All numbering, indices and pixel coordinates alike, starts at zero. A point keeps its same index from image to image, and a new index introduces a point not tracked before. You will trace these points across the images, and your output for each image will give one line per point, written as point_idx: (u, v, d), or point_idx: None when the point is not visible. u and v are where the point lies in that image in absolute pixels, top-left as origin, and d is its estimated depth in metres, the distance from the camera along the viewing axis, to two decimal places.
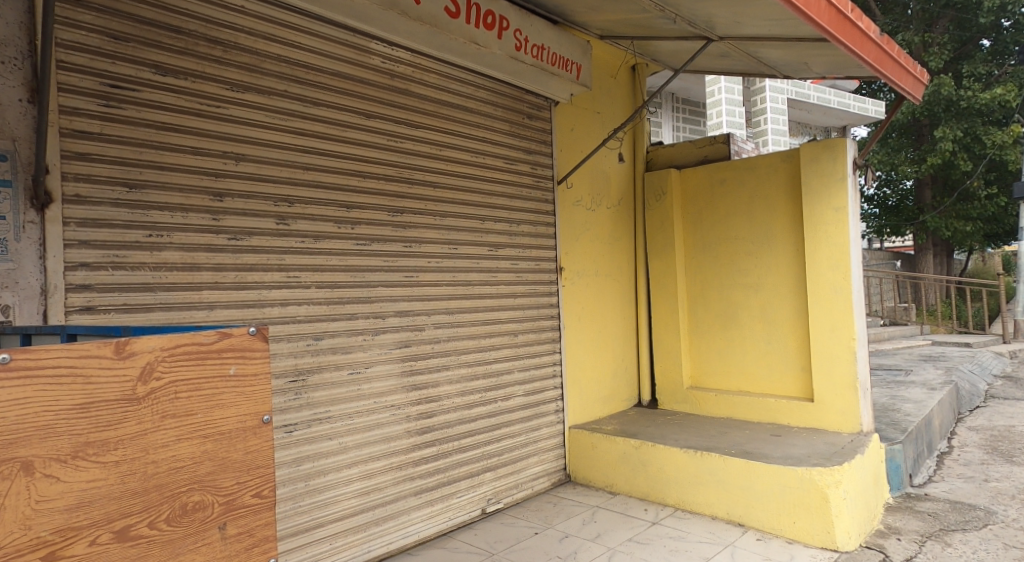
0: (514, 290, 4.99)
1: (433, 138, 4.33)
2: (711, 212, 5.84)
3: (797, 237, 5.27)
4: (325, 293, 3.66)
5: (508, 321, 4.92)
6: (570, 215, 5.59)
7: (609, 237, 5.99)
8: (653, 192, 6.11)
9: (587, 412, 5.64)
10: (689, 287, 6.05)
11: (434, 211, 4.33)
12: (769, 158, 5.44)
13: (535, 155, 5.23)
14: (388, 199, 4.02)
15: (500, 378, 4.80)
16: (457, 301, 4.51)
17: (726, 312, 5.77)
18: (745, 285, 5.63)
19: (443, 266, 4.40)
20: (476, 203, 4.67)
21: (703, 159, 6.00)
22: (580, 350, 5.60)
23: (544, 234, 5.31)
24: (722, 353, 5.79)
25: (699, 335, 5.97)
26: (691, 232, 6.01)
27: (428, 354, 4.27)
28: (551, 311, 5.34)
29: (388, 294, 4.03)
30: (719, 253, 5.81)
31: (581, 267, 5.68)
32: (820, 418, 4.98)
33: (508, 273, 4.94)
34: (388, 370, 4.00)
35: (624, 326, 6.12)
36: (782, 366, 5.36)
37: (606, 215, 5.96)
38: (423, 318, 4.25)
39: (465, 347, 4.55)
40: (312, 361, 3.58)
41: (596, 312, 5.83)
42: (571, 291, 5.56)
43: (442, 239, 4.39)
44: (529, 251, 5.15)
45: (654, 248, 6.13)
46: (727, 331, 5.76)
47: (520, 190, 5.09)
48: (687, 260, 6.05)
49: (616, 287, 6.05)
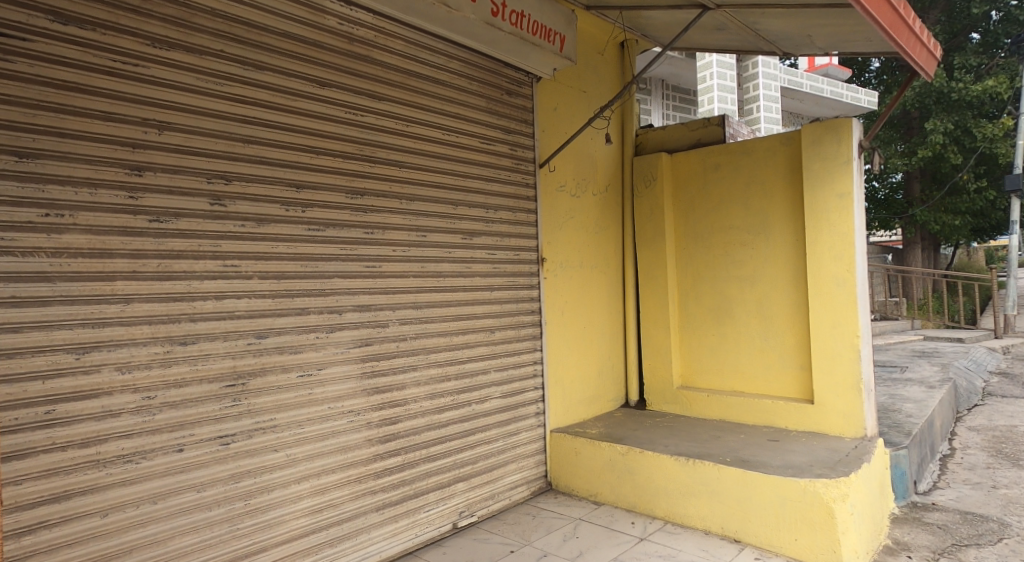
0: (490, 283, 4.56)
1: (399, 112, 3.88)
2: (705, 199, 5.43)
3: (797, 225, 4.87)
4: (270, 285, 3.21)
5: (484, 318, 4.49)
6: (552, 201, 5.17)
7: (595, 226, 5.58)
8: (643, 177, 5.70)
9: (570, 414, 5.24)
10: (680, 279, 5.65)
11: (399, 194, 3.89)
12: (768, 140, 5.03)
13: (514, 135, 4.80)
14: (346, 179, 3.57)
15: (475, 379, 4.38)
16: (426, 295, 4.07)
17: (719, 306, 5.38)
18: (740, 277, 5.23)
19: (410, 256, 3.96)
20: (448, 186, 4.23)
21: (695, 142, 5.59)
22: (562, 347, 5.20)
23: (524, 221, 4.88)
24: (714, 351, 5.40)
25: (690, 331, 5.58)
26: (682, 221, 5.60)
27: (393, 354, 3.84)
28: (531, 305, 4.92)
29: (346, 286, 3.58)
30: (712, 244, 5.41)
31: (565, 258, 5.27)
32: (821, 421, 4.59)
33: (483, 264, 4.51)
34: (345, 372, 3.56)
35: (610, 321, 5.72)
36: (779, 364, 4.97)
37: (592, 202, 5.55)
38: (387, 314, 3.81)
39: (435, 347, 4.12)
40: (254, 362, 3.13)
41: (581, 306, 5.42)
42: (553, 284, 5.15)
43: (409, 226, 3.95)
44: (507, 239, 4.71)
45: (643, 238, 5.73)
46: (721, 326, 5.37)
47: (498, 173, 4.65)
48: (677, 251, 5.65)
49: (602, 279, 5.65)
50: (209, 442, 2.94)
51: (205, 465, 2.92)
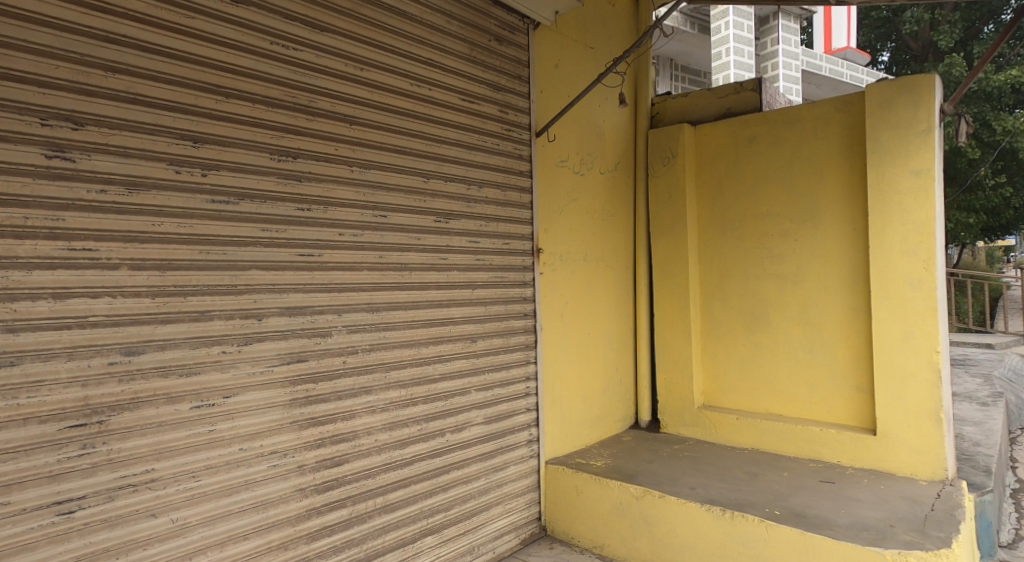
0: (470, 279, 3.60)
1: (349, 51, 2.93)
2: (735, 179, 4.49)
3: (854, 211, 3.93)
4: (147, 280, 2.26)
5: (462, 323, 3.53)
6: (552, 178, 4.24)
7: (601, 211, 4.65)
8: (661, 154, 4.76)
9: (568, 439, 4.32)
10: (702, 277, 4.72)
11: (350, 161, 2.93)
12: (819, 106, 4.08)
13: (505, 93, 3.84)
14: (271, 135, 2.63)
15: (450, 401, 3.43)
16: (385, 294, 3.11)
17: (751, 311, 4.46)
18: (778, 275, 4.30)
19: (363, 243, 3.00)
20: (417, 153, 3.28)
21: (724, 112, 4.63)
22: (560, 356, 4.28)
23: (515, 203, 3.93)
24: (745, 365, 4.49)
25: (714, 339, 4.67)
26: (707, 207, 4.67)
27: (338, 372, 2.88)
28: (523, 307, 3.97)
29: (269, 282, 2.62)
30: (743, 234, 4.48)
31: (565, 248, 4.34)
32: (884, 458, 3.66)
33: (463, 256, 3.55)
34: (266, 399, 2.60)
35: (617, 326, 4.81)
36: (829, 384, 4.05)
37: (599, 183, 4.63)
38: (330, 320, 2.85)
39: (398, 361, 3.16)
40: (119, 392, 2.18)
41: (583, 307, 4.49)
42: (552, 280, 4.21)
43: (361, 201, 2.98)
44: (493, 223, 3.75)
45: (658, 227, 4.81)
46: (753, 335, 4.45)
47: (484, 139, 3.70)
48: (700, 243, 4.72)
49: (608, 276, 4.73)
50: (38, 513, 2.01)
51: (31, 549, 2.00)
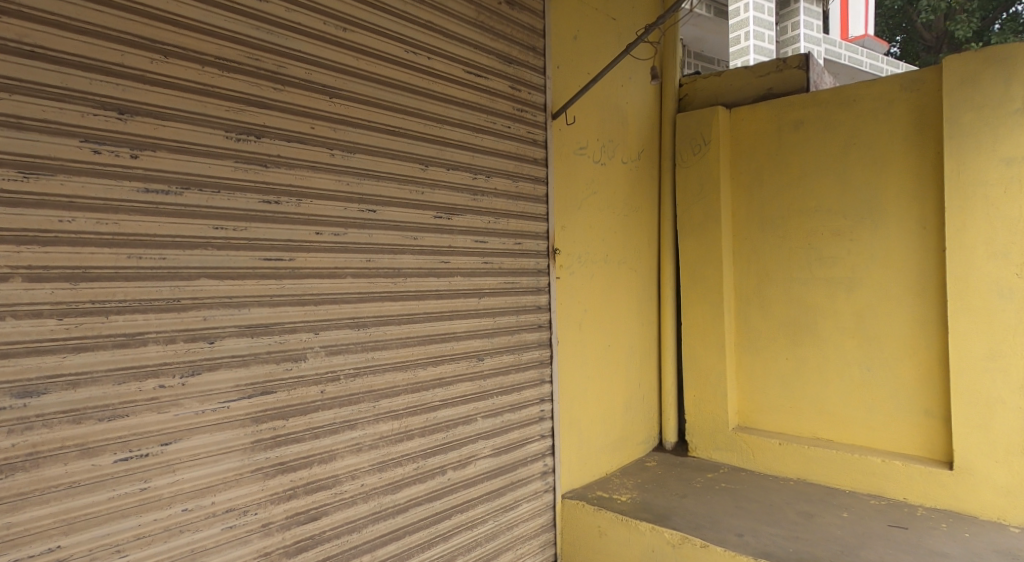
0: (477, 285, 3.04)
1: (329, 6, 2.38)
2: (777, 171, 3.96)
3: (924, 208, 3.41)
4: (52, 298, 1.72)
5: (468, 338, 2.98)
6: (570, 168, 3.70)
7: (624, 207, 4.12)
8: (691, 142, 4.23)
9: (586, 466, 3.80)
10: (738, 282, 4.21)
11: (329, 142, 2.38)
12: (880, 85, 3.55)
13: (517, 66, 3.28)
14: (228, 108, 2.08)
15: (452, 433, 2.88)
16: (374, 307, 2.55)
17: (795, 321, 3.94)
18: (828, 280, 3.78)
19: (346, 245, 2.45)
20: (414, 135, 2.73)
21: (765, 92, 4.09)
22: (577, 373, 3.76)
23: (527, 196, 3.38)
24: (788, 382, 3.98)
25: (751, 352, 4.15)
26: (744, 203, 4.14)
27: (315, 405, 2.33)
28: (536, 318, 3.42)
29: (224, 295, 2.06)
30: (785, 234, 3.96)
31: (585, 248, 3.81)
32: (964, 497, 3.16)
33: (468, 259, 3.00)
34: (221, 444, 2.05)
35: (641, 336, 4.29)
36: (890, 406, 3.54)
37: (622, 175, 4.10)
38: (305, 340, 2.30)
39: (390, 388, 2.61)
40: (7, 449, 1.65)
41: (602, 315, 3.97)
42: (569, 285, 3.69)
43: (344, 191, 2.43)
44: (502, 220, 3.21)
45: (687, 225, 4.28)
46: (798, 348, 3.93)
47: (493, 121, 3.14)
48: (735, 243, 4.20)
49: (631, 280, 4.20)
50: None
51: None
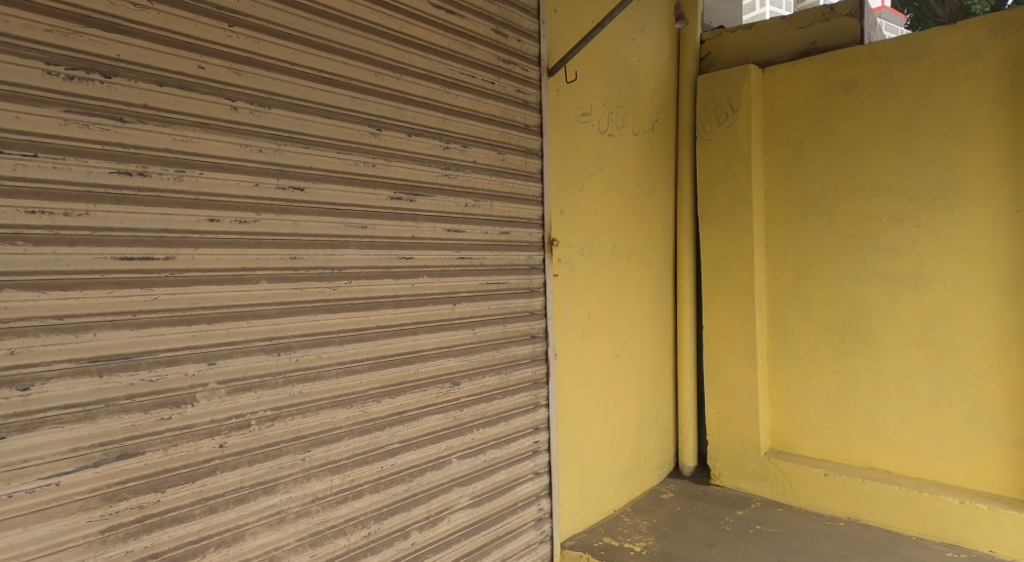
0: (450, 287, 2.35)
1: None
2: (823, 145, 3.36)
3: (1015, 194, 2.83)
4: None
5: (438, 357, 2.30)
6: (570, 139, 3.05)
7: (634, 188, 3.50)
8: (720, 114, 3.63)
9: (590, 504, 3.15)
10: (771, 279, 3.59)
11: (228, 89, 1.67)
12: (955, 37, 2.96)
13: (502, 4, 2.56)
14: (48, 28, 1.39)
15: (417, 484, 2.20)
16: (303, 322, 1.85)
17: (843, 326, 3.33)
18: (886, 278, 3.18)
19: (259, 237, 1.75)
20: (362, 87, 2.02)
21: (806, 46, 3.46)
22: (580, 388, 3.12)
23: (515, 173, 2.68)
24: (833, 398, 3.37)
25: (786, 362, 3.54)
26: (781, 186, 3.53)
27: (210, 466, 1.64)
28: (527, 326, 2.74)
29: (48, 316, 1.39)
30: (832, 220, 3.36)
31: (588, 237, 3.19)
32: None
33: (439, 254, 2.31)
34: (46, 541, 1.37)
35: (653, 342, 3.66)
36: (966, 432, 2.95)
37: (631, 149, 3.47)
38: (192, 374, 1.60)
39: (328, 431, 1.92)
40: None
41: (607, 319, 3.32)
42: (568, 283, 3.05)
43: (253, 160, 1.73)
44: (485, 203, 2.51)
45: (711, 211, 3.67)
46: (846, 356, 3.31)
47: (470, 74, 2.43)
48: (768, 233, 3.59)
49: (642, 275, 3.57)
50: None
51: None
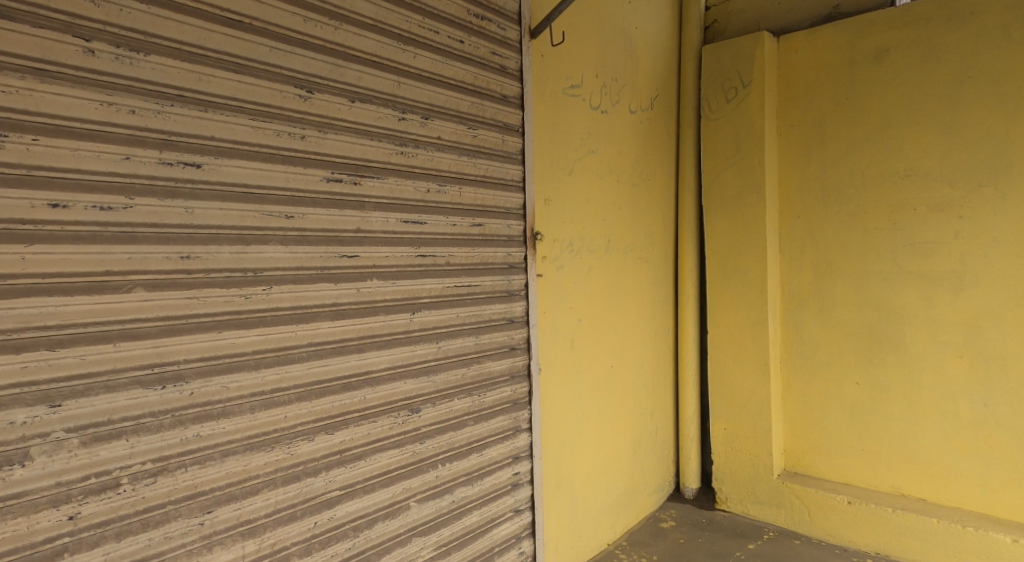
0: (407, 292, 1.91)
1: None
2: (850, 128, 3.04)
3: None
4: None
5: (392, 379, 1.86)
6: (557, 115, 2.63)
7: (630, 175, 3.10)
8: (730, 92, 3.26)
9: (581, 539, 2.74)
10: (787, 280, 3.25)
11: (78, 24, 1.23)
12: (1005, 9, 2.65)
13: None
14: None
15: (364, 540, 1.77)
16: (202, 341, 1.40)
17: (870, 332, 3.00)
18: (922, 280, 2.86)
19: (133, 228, 1.30)
20: (291, 35, 1.59)
21: (828, 10, 3.12)
22: (571, 404, 2.72)
23: (490, 152, 2.24)
24: (858, 414, 3.04)
25: (804, 371, 3.20)
26: (800, 177, 3.19)
27: (54, 547, 1.20)
28: (505, 337, 2.31)
29: None
30: (858, 213, 3.03)
31: (579, 229, 2.79)
32: None
33: (394, 251, 1.87)
34: None
35: (651, 348, 3.27)
36: (1016, 457, 2.65)
37: (626, 130, 3.07)
38: (23, 423, 1.17)
39: (239, 484, 1.47)
40: None
41: (600, 324, 2.92)
42: (555, 284, 2.64)
43: (122, 124, 1.28)
44: (455, 188, 2.09)
45: (720, 202, 3.31)
46: (874, 365, 2.99)
47: (432, 27, 1.98)
48: (783, 228, 3.25)
49: (639, 273, 3.18)
50: None
51: None
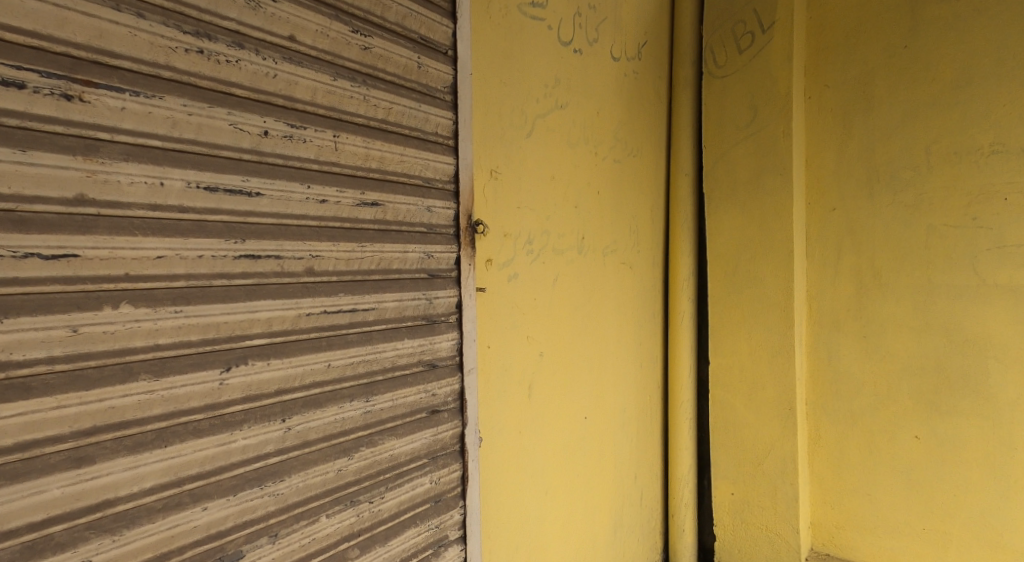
0: (214, 329, 0.99)
1: None
2: (909, 89, 2.24)
3: None
4: None
5: (169, 512, 0.93)
6: (510, 43, 1.73)
7: (612, 147, 2.23)
8: (744, 39, 2.43)
9: None
10: (817, 294, 2.44)
11: None
12: None
13: None
14: None
15: None
16: None
17: (935, 369, 2.23)
18: (1012, 300, 2.11)
19: None
20: None
21: None
22: (528, 480, 1.84)
23: (390, 83, 1.31)
24: (917, 477, 2.27)
25: (839, 418, 2.41)
26: (837, 157, 2.38)
27: None
28: (421, 395, 1.40)
29: None
30: (920, 205, 2.24)
31: (543, 220, 1.90)
32: None
33: (181, 247, 0.94)
34: None
35: (635, 385, 2.41)
36: None
37: (607, 83, 2.18)
38: None
39: None
40: None
41: (572, 358, 2.04)
42: (505, 303, 1.75)
43: None
44: (329, 136, 1.17)
45: (729, 189, 2.49)
46: (946, 412, 2.22)
47: None
48: (812, 225, 2.44)
49: (622, 283, 2.31)
50: None
51: None
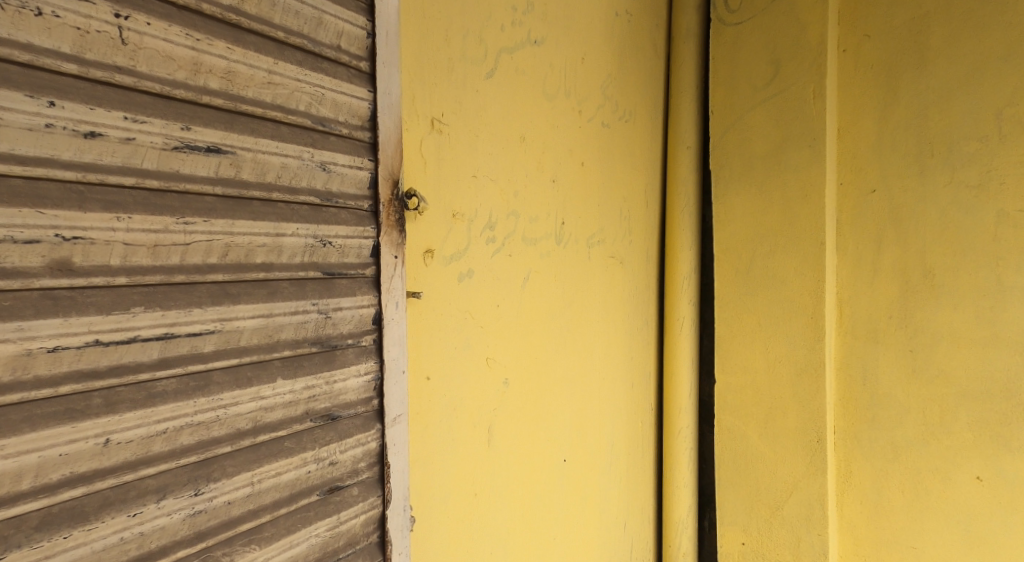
0: None
1: None
2: (977, 38, 1.76)
3: None
4: None
5: None
6: None
7: (600, 106, 1.71)
8: None
9: None
10: (852, 299, 1.96)
11: None
12: None
13: None
14: None
15: None
16: None
17: (1006, 396, 1.75)
18: None
19: None
20: None
21: None
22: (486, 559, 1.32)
23: None
24: (977, 530, 1.80)
25: (876, 452, 1.94)
26: (880, 126, 1.90)
27: None
28: (309, 468, 0.87)
29: None
30: (986, 185, 1.76)
31: (510, 197, 1.37)
32: None
33: None
34: None
35: (626, 412, 1.91)
36: None
37: (593, 21, 1.66)
38: None
39: None
40: None
41: (548, 383, 1.52)
42: (453, 315, 1.22)
43: None
44: (106, 15, 0.68)
45: (740, 166, 2.00)
46: (1018, 448, 1.74)
47: None
48: (845, 211, 1.96)
49: (612, 284, 1.80)
50: None
51: None
